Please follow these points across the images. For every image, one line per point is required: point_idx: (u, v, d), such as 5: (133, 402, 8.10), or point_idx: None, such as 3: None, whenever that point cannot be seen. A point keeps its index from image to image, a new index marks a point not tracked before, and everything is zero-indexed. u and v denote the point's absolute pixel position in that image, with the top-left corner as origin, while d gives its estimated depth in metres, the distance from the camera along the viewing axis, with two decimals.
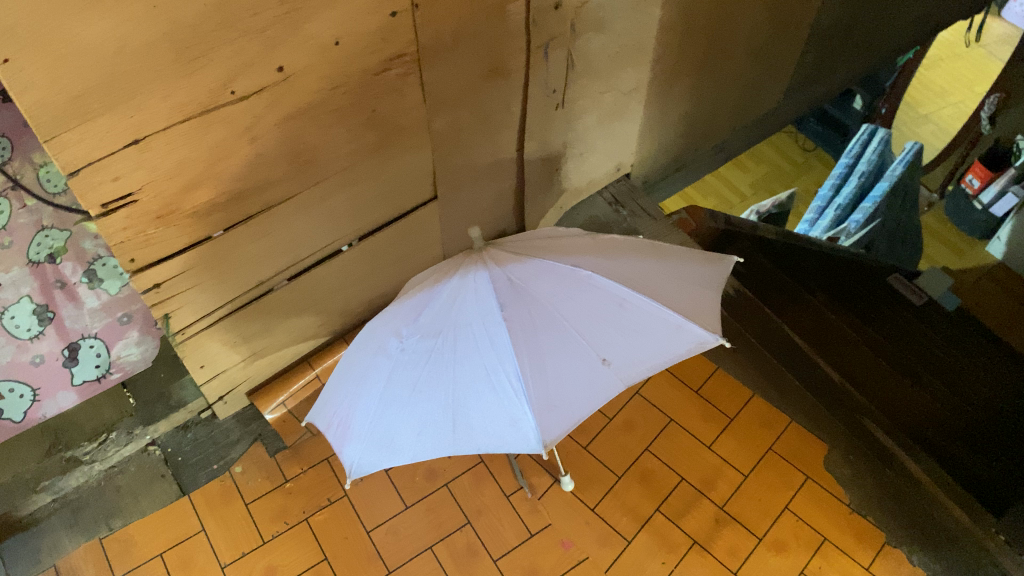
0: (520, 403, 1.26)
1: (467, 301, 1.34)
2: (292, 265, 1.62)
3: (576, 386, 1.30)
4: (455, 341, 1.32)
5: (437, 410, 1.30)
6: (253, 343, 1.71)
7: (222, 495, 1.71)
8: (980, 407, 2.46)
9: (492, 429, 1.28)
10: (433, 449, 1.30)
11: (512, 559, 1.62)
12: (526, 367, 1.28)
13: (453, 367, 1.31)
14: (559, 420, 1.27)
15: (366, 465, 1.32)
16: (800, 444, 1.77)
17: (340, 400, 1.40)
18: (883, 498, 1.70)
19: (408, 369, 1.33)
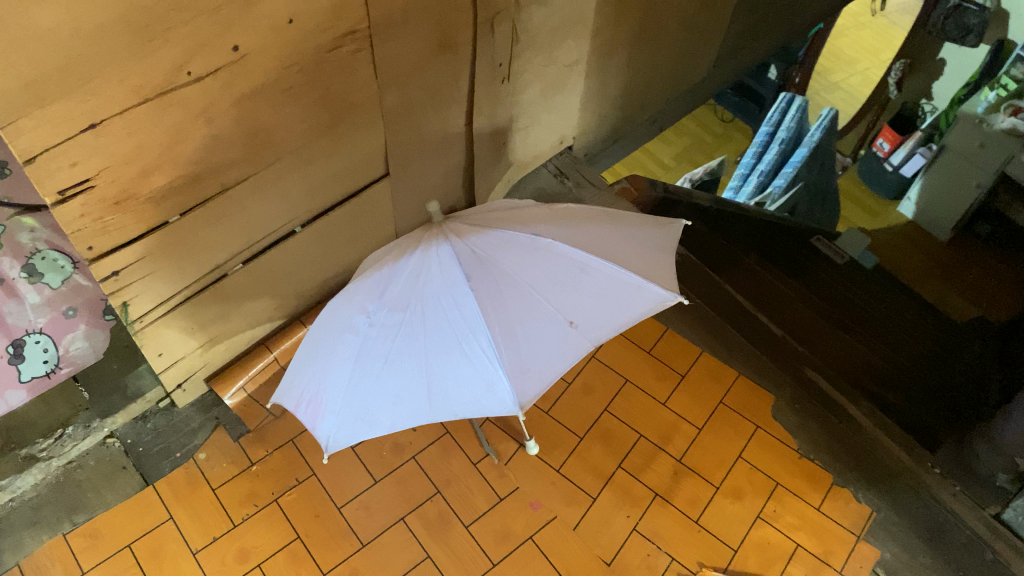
0: (494, 368, 1.31)
1: (433, 275, 1.37)
2: (246, 248, 1.62)
3: (545, 349, 1.35)
4: (423, 314, 1.35)
5: (411, 381, 1.33)
6: (210, 329, 1.70)
7: (188, 482, 1.70)
8: (899, 352, 2.60)
9: (467, 395, 1.31)
10: (411, 418, 1.33)
11: (483, 523, 1.67)
12: (496, 333, 1.32)
13: (424, 339, 1.34)
14: (532, 382, 1.32)
15: (342, 440, 1.35)
16: (749, 396, 1.85)
17: (308, 379, 1.42)
18: (830, 443, 1.80)
19: (378, 344, 1.35)
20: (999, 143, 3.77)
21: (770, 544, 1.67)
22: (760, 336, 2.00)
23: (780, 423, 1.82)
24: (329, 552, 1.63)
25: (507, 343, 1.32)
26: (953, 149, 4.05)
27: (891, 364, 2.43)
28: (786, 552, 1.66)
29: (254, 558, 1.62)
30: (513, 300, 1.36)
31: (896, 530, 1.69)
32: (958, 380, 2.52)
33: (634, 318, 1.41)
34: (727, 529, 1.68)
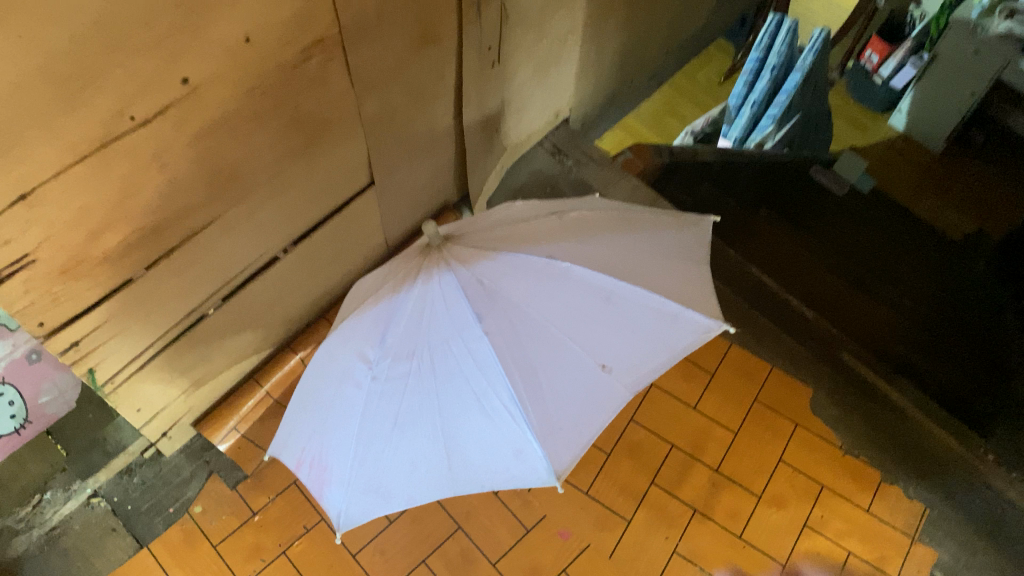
0: (522, 433, 1.16)
1: (438, 313, 1.18)
2: (223, 286, 1.43)
3: (576, 402, 1.20)
4: (433, 365, 1.18)
5: (426, 448, 1.18)
6: (192, 374, 1.53)
7: (186, 541, 1.55)
8: (917, 297, 2.46)
9: (493, 463, 1.17)
10: (430, 489, 1.19)
11: (511, 559, 1.55)
12: (520, 390, 1.16)
13: (437, 394, 1.17)
14: (565, 446, 1.18)
15: (355, 515, 1.22)
16: (784, 391, 1.71)
17: (311, 435, 1.28)
18: (874, 436, 1.68)
19: (385, 402, 1.19)
20: (993, 51, 3.38)
21: (819, 555, 1.56)
22: (786, 317, 1.88)
23: (819, 419, 1.69)
24: None
25: (533, 400, 1.17)
26: (946, 59, 3.58)
27: (913, 325, 2.30)
28: (836, 562, 1.55)
29: None
30: (535, 345, 1.19)
31: (950, 526, 1.59)
32: (984, 321, 2.38)
33: (672, 356, 1.26)
34: (772, 542, 1.56)
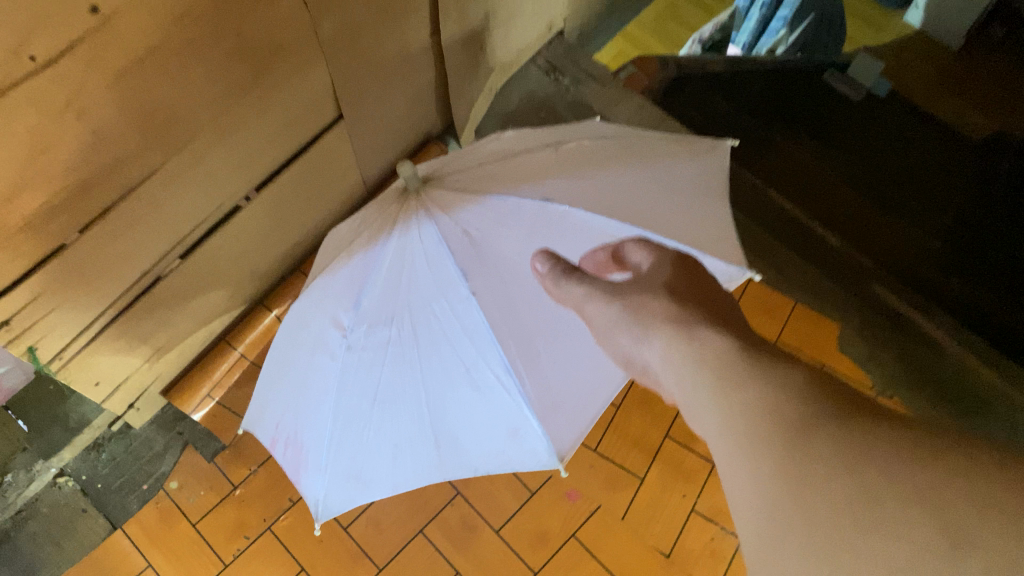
0: (520, 412, 1.02)
1: (419, 272, 1.01)
2: (177, 243, 1.26)
3: (577, 371, 1.07)
4: (416, 333, 1.02)
5: (412, 427, 1.04)
6: (154, 340, 1.38)
7: (162, 520, 1.44)
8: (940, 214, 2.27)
9: (487, 443, 1.05)
10: (417, 472, 1.07)
11: (516, 526, 1.45)
12: (516, 362, 1.01)
13: (421, 366, 1.02)
14: (564, 423, 1.05)
15: (335, 503, 1.08)
16: (811, 328, 1.52)
17: (283, 409, 1.12)
18: (909, 373, 1.52)
19: (363, 377, 1.03)
20: None
21: None
22: (812, 249, 1.71)
23: (850, 358, 1.51)
24: None
25: (531, 373, 1.02)
26: None
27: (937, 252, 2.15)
28: None
29: None
30: (530, 308, 1.04)
31: None
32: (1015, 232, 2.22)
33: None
34: None
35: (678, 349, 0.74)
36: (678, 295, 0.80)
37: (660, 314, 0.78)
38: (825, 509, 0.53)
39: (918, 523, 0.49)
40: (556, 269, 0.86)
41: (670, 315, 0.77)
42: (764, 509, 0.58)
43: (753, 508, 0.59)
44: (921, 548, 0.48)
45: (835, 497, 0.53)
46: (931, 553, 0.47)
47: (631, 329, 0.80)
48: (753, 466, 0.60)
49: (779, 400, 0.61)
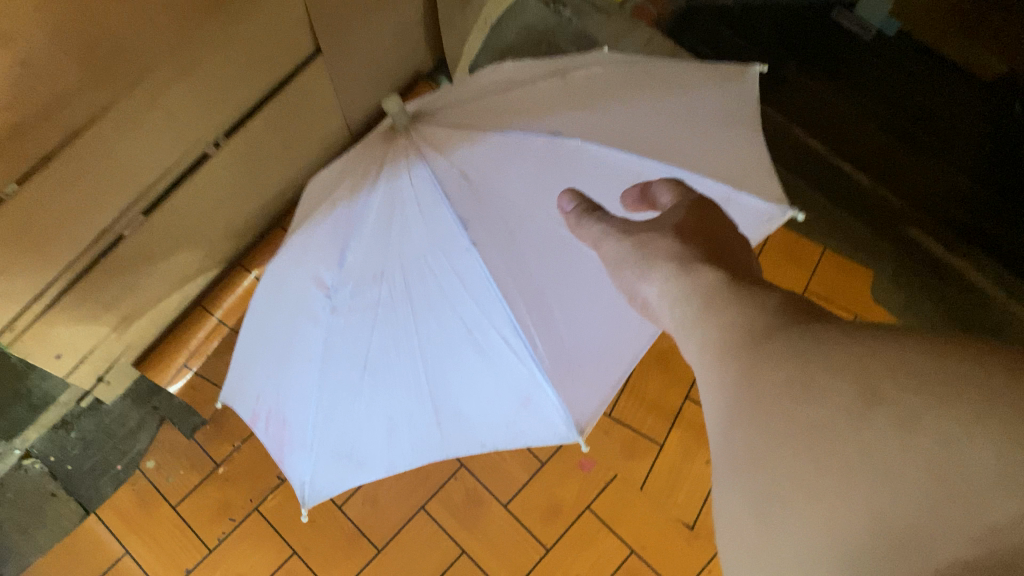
0: (530, 377, 0.89)
1: (411, 221, 0.88)
2: (140, 196, 1.12)
3: (598, 331, 0.93)
4: (410, 293, 0.88)
5: (408, 398, 0.91)
6: (121, 306, 1.25)
7: (139, 505, 1.37)
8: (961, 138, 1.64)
9: (494, 413, 0.91)
10: (415, 446, 0.94)
11: (525, 499, 1.39)
12: (526, 321, 0.88)
13: (416, 327, 0.89)
14: (584, 388, 0.92)
15: (325, 483, 0.96)
16: (836, 276, 1.54)
17: (262, 381, 0.99)
18: (946, 316, 1.50)
19: (351, 343, 0.90)
20: None
21: None
22: (842, 193, 1.60)
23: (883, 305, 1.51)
24: (336, 567, 1.35)
25: (544, 334, 0.89)
26: None
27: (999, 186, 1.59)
28: None
29: None
30: (541, 259, 0.90)
31: None
32: None
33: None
34: None
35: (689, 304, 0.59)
36: (689, 236, 0.64)
37: (666, 250, 0.64)
38: (750, 457, 0.49)
39: (840, 388, 0.46)
40: (580, 207, 0.75)
41: (676, 252, 0.63)
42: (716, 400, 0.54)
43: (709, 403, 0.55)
44: (842, 415, 0.45)
45: (774, 373, 0.50)
46: (845, 415, 0.45)
47: (635, 266, 0.66)
48: (714, 361, 0.55)
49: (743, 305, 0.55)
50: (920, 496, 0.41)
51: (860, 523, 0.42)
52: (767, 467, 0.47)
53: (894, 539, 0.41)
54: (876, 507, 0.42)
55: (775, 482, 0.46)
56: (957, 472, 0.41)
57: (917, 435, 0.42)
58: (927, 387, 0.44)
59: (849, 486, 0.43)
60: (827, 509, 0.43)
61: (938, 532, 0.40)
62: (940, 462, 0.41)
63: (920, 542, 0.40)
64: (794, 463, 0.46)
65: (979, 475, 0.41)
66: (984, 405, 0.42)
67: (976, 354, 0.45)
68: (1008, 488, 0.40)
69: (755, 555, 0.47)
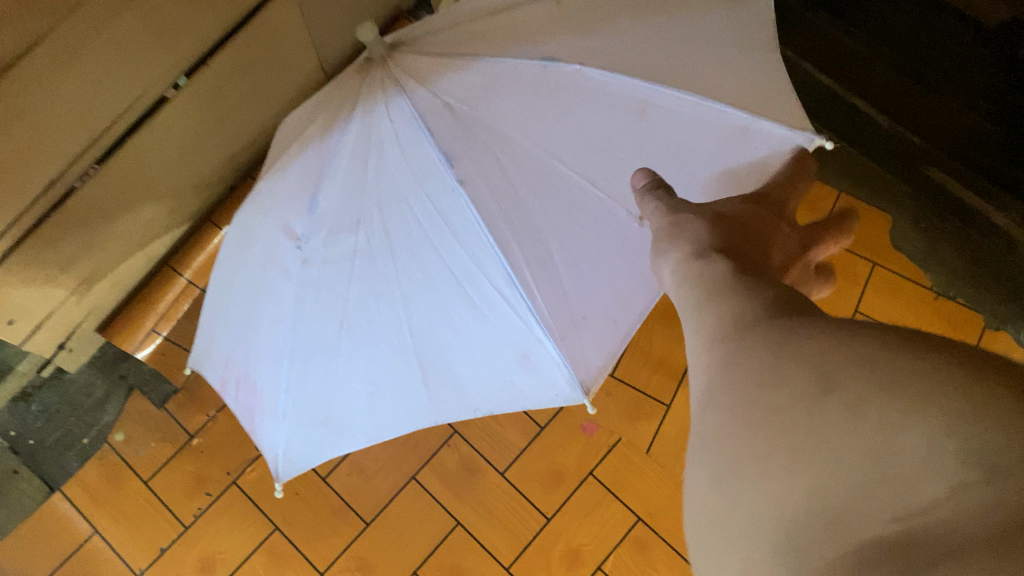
0: (529, 330, 0.80)
1: (389, 160, 0.76)
2: (93, 143, 1.01)
3: (605, 278, 0.83)
4: (391, 242, 0.78)
5: (393, 359, 0.83)
6: (79, 268, 1.15)
7: (108, 480, 1.30)
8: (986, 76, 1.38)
9: (488, 369, 0.83)
10: (399, 407, 0.86)
11: (524, 467, 1.31)
12: (524, 273, 0.78)
13: (399, 280, 0.79)
14: (588, 341, 0.84)
15: (301, 450, 0.88)
16: (854, 221, 1.47)
17: (230, 340, 0.89)
18: (970, 268, 1.40)
19: (327, 300, 0.80)
20: None
21: None
22: (862, 131, 1.47)
23: (903, 254, 1.44)
24: (321, 543, 1.28)
25: (544, 288, 0.80)
26: None
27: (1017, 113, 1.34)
28: None
29: (221, 569, 1.27)
30: (540, 203, 0.79)
31: None
32: None
33: (727, 177, 0.83)
34: None
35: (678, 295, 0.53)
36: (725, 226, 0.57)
37: (695, 233, 0.57)
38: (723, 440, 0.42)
39: (794, 366, 0.39)
40: (648, 184, 0.67)
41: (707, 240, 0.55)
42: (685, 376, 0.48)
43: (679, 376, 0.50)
44: (803, 392, 0.38)
45: (738, 348, 0.43)
46: (800, 397, 0.38)
47: (659, 246, 0.59)
48: (692, 337, 0.49)
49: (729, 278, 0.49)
50: (852, 479, 0.34)
51: (792, 502, 0.36)
52: (715, 446, 0.42)
53: (824, 520, 0.34)
54: (815, 483, 0.35)
55: (722, 461, 0.41)
56: (890, 454, 0.34)
57: (859, 418, 0.35)
58: (879, 363, 0.36)
59: (785, 465, 0.37)
60: (763, 488, 0.38)
61: (862, 510, 0.33)
62: (880, 443, 0.34)
63: (846, 522, 0.34)
64: (745, 441, 0.40)
65: (909, 457, 0.33)
66: (932, 383, 0.34)
67: (942, 342, 0.36)
68: (935, 473, 0.32)
69: (707, 536, 0.42)
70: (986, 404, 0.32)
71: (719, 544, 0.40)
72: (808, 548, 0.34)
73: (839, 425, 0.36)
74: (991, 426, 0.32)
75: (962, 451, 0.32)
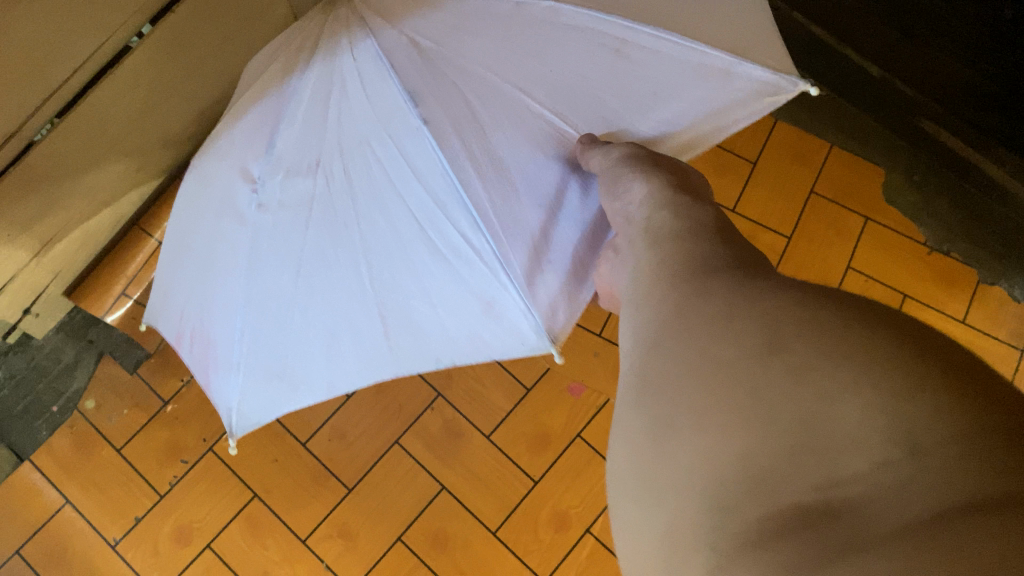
0: (495, 280, 0.71)
1: (351, 97, 0.68)
2: (51, 96, 0.95)
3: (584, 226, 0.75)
4: (352, 186, 0.70)
5: (349, 308, 0.75)
6: (43, 229, 1.10)
7: (79, 449, 1.26)
8: (979, 23, 1.22)
9: (453, 322, 0.74)
10: (360, 365, 0.78)
11: (509, 429, 1.28)
12: (489, 212, 0.69)
13: (361, 223, 0.71)
14: (563, 281, 0.74)
15: (254, 410, 0.80)
16: (847, 174, 1.44)
17: (187, 292, 0.83)
18: (960, 219, 1.40)
19: (280, 246, 0.73)
20: None
21: None
22: (852, 82, 1.43)
23: (897, 208, 1.42)
24: (302, 511, 1.25)
25: (516, 233, 0.71)
26: None
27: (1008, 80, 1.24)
28: None
29: (198, 538, 1.23)
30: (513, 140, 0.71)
31: None
32: None
33: (702, 115, 0.76)
34: None
35: (642, 243, 0.59)
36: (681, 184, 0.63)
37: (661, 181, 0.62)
38: (668, 387, 0.46)
39: (747, 322, 0.44)
40: (584, 141, 0.72)
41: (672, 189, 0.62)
42: (644, 330, 0.52)
43: (635, 333, 0.54)
44: (747, 352, 0.43)
45: (705, 315, 0.47)
46: (749, 353, 0.42)
47: (619, 174, 0.64)
48: (664, 290, 0.53)
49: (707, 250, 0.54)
50: (782, 445, 0.38)
51: (727, 458, 0.40)
52: (659, 391, 0.46)
53: (755, 476, 0.38)
54: (746, 446, 0.39)
55: (672, 414, 0.44)
56: (819, 421, 0.38)
57: (799, 380, 0.40)
58: (827, 341, 0.40)
59: (730, 423, 0.41)
60: (701, 440, 0.42)
61: (787, 474, 0.37)
62: (810, 411, 0.38)
63: (773, 481, 0.37)
64: (690, 397, 0.44)
65: (840, 426, 0.37)
66: (863, 364, 0.38)
67: (885, 319, 0.42)
68: (863, 446, 0.36)
69: (639, 475, 0.46)
70: (914, 387, 0.36)
71: (651, 486, 0.44)
72: (736, 499, 0.38)
73: (782, 388, 0.40)
74: (918, 402, 0.36)
75: (887, 429, 0.36)
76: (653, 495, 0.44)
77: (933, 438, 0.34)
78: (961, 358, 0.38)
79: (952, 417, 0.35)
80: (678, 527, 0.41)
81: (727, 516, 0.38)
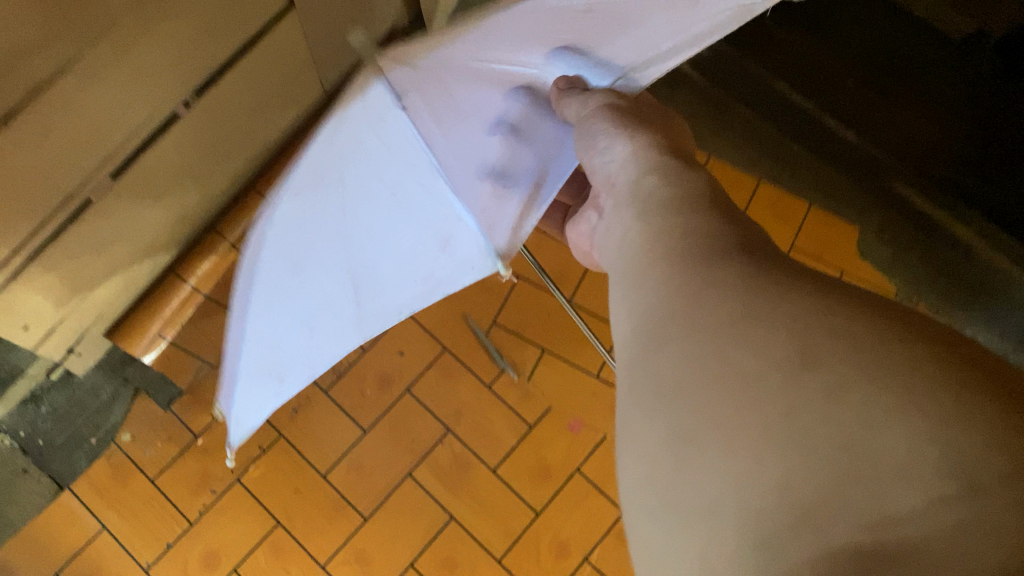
0: (444, 209, 0.75)
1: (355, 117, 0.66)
2: (108, 157, 1.06)
3: (538, 156, 0.76)
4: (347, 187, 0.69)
5: (331, 286, 0.73)
6: (90, 273, 1.20)
7: (115, 477, 1.36)
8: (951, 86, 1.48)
9: (410, 260, 0.76)
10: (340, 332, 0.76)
11: (513, 462, 1.39)
12: (452, 162, 0.73)
13: (354, 211, 0.70)
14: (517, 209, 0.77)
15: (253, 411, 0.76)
16: (825, 229, 1.54)
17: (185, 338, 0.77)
18: (931, 271, 1.53)
19: (285, 267, 0.69)
20: None
21: None
22: (833, 152, 1.57)
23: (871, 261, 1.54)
24: (321, 538, 1.35)
25: (478, 172, 0.74)
26: None
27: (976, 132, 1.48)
28: None
29: (225, 563, 1.33)
30: (477, 105, 0.72)
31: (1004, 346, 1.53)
32: None
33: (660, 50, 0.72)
34: None
35: (629, 209, 0.61)
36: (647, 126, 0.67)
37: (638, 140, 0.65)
38: (686, 392, 0.47)
39: (775, 331, 0.46)
40: (561, 86, 0.72)
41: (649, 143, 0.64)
42: (650, 319, 0.52)
43: (632, 315, 0.55)
44: (774, 365, 0.44)
45: (715, 317, 0.48)
46: (775, 367, 0.44)
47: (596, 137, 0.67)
48: (660, 271, 0.54)
49: (717, 233, 0.54)
50: (828, 474, 0.40)
51: (766, 484, 0.41)
52: (677, 400, 0.47)
53: (796, 507, 0.40)
54: (785, 473, 0.41)
55: (697, 426, 0.45)
56: (863, 448, 0.40)
57: (835, 402, 0.42)
58: (864, 362, 0.43)
59: (762, 446, 0.42)
60: (730, 463, 0.43)
61: (835, 507, 0.39)
62: (854, 439, 0.40)
63: (821, 513, 0.39)
64: (716, 409, 0.44)
65: (886, 453, 0.40)
66: (901, 397, 0.41)
67: (909, 335, 0.45)
68: (911, 478, 0.39)
69: (660, 491, 0.46)
70: (953, 418, 0.40)
71: (674, 504, 0.45)
72: (781, 534, 0.40)
73: (821, 410, 0.42)
74: (955, 435, 0.39)
75: (938, 462, 0.39)
76: (679, 514, 0.44)
77: (989, 475, 0.38)
78: (986, 371, 0.43)
79: (988, 448, 0.39)
80: (714, 552, 0.42)
81: (773, 546, 0.40)
